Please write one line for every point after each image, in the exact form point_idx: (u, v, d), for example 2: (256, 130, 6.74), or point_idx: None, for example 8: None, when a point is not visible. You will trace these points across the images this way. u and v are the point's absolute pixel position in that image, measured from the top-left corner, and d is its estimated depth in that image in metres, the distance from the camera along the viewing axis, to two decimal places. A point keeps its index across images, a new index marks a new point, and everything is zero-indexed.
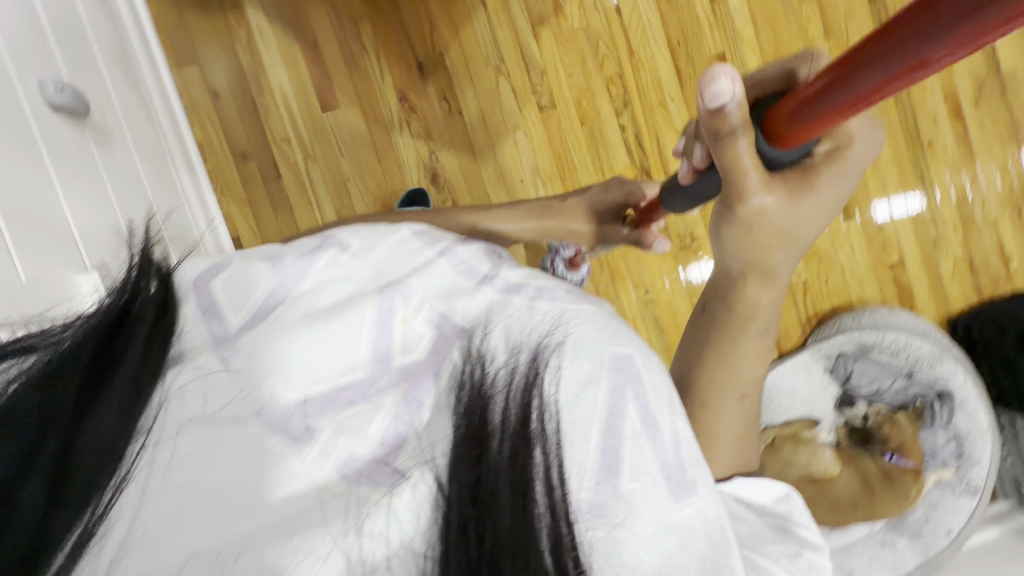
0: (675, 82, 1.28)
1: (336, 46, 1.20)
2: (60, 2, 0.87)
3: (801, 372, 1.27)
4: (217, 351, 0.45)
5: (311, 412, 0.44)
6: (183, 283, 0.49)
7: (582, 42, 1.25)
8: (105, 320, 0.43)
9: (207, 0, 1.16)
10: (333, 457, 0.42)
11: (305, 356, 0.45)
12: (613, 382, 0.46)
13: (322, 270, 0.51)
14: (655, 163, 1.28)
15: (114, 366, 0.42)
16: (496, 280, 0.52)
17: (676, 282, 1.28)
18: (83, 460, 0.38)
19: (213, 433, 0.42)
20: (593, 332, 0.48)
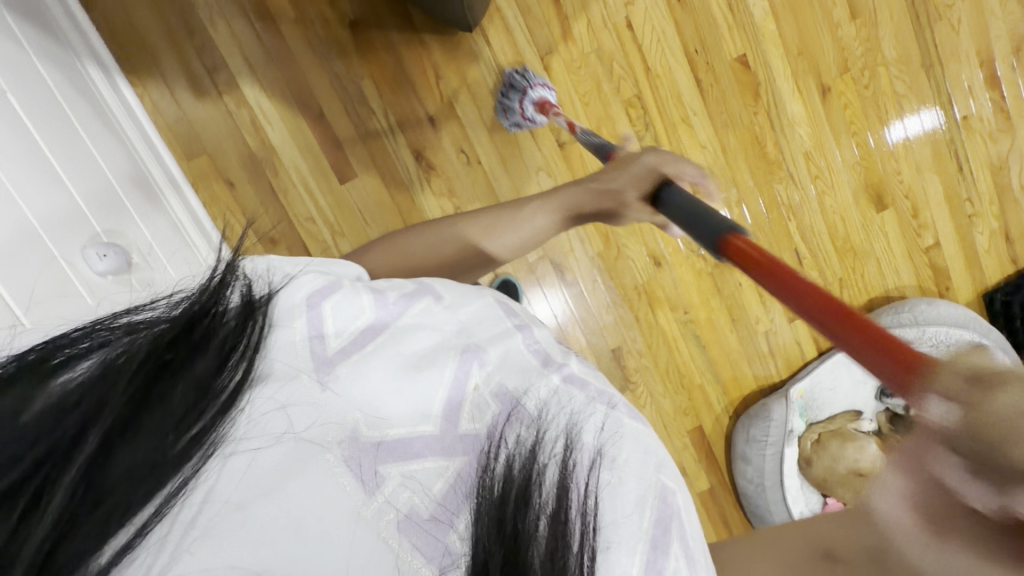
0: (696, 93, 1.22)
1: (345, 117, 1.16)
2: (71, 149, 0.84)
3: (841, 368, 1.33)
4: (315, 380, 0.39)
5: (381, 457, 0.38)
6: (297, 297, 0.41)
7: (595, 66, 1.19)
8: (182, 317, 0.35)
9: (204, 86, 1.12)
10: (395, 511, 0.36)
11: (386, 401, 0.40)
12: (657, 515, 0.43)
13: (416, 315, 0.45)
14: None
15: (186, 371, 0.33)
16: (562, 370, 0.48)
17: (711, 298, 1.31)
18: (135, 464, 0.30)
19: (283, 453, 0.35)
20: (643, 452, 0.46)
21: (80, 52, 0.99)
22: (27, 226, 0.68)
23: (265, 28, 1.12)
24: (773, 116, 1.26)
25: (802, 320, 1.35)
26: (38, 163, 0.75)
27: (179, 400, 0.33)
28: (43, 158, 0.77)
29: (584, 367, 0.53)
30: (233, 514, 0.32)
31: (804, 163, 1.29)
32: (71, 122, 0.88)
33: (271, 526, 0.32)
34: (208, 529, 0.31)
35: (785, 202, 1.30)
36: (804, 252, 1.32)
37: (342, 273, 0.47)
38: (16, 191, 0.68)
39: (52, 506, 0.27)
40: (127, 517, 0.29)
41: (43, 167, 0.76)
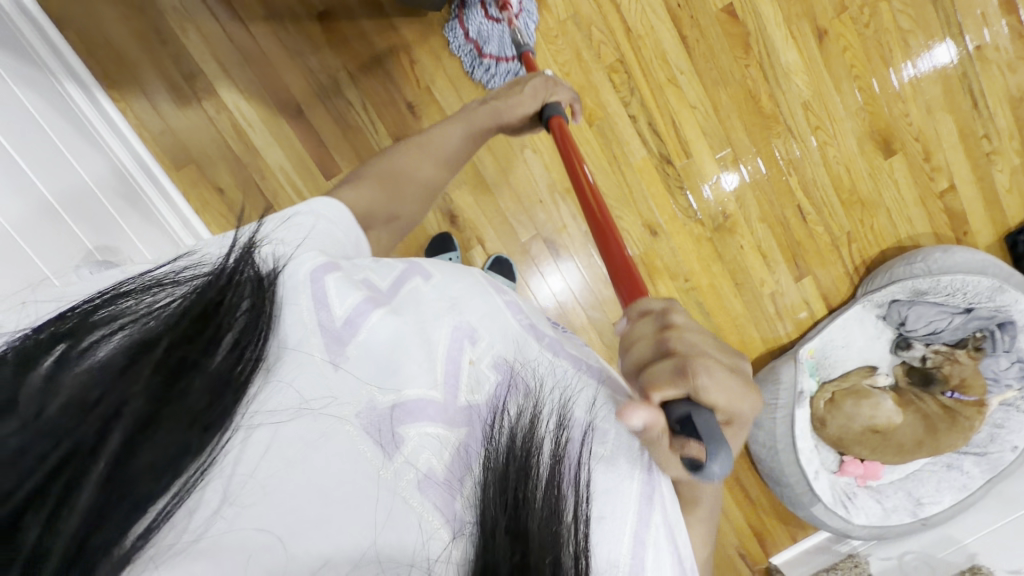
0: (682, 50, 1.17)
1: (325, 113, 1.16)
2: (58, 171, 0.86)
3: (854, 325, 1.29)
4: (329, 360, 0.37)
5: (398, 419, 0.37)
6: (300, 272, 0.39)
7: (573, 33, 1.14)
8: (200, 298, 0.32)
9: (184, 95, 1.13)
10: (414, 472, 0.35)
11: (392, 370, 0.39)
12: (644, 486, 0.42)
13: (407, 294, 0.44)
14: (675, 148, 1.21)
15: (203, 361, 0.30)
16: (546, 340, 0.49)
17: (713, 265, 1.27)
18: (161, 451, 0.27)
19: (302, 427, 0.33)
20: (630, 425, 0.45)
21: (56, 71, 1.00)
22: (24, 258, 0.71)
23: (235, 30, 1.11)
24: (766, 67, 1.19)
25: (810, 278, 1.31)
26: (30, 195, 0.77)
27: (199, 392, 0.29)
28: (34, 189, 0.79)
29: (573, 345, 0.53)
30: (253, 487, 0.30)
31: (802, 114, 1.23)
32: (59, 149, 0.90)
33: (296, 500, 0.31)
34: (231, 500, 0.30)
35: (785, 158, 1.24)
36: (808, 207, 1.27)
37: (336, 256, 0.46)
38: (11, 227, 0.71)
39: (78, 500, 0.25)
40: (150, 503, 0.26)
41: (28, 189, 0.77)
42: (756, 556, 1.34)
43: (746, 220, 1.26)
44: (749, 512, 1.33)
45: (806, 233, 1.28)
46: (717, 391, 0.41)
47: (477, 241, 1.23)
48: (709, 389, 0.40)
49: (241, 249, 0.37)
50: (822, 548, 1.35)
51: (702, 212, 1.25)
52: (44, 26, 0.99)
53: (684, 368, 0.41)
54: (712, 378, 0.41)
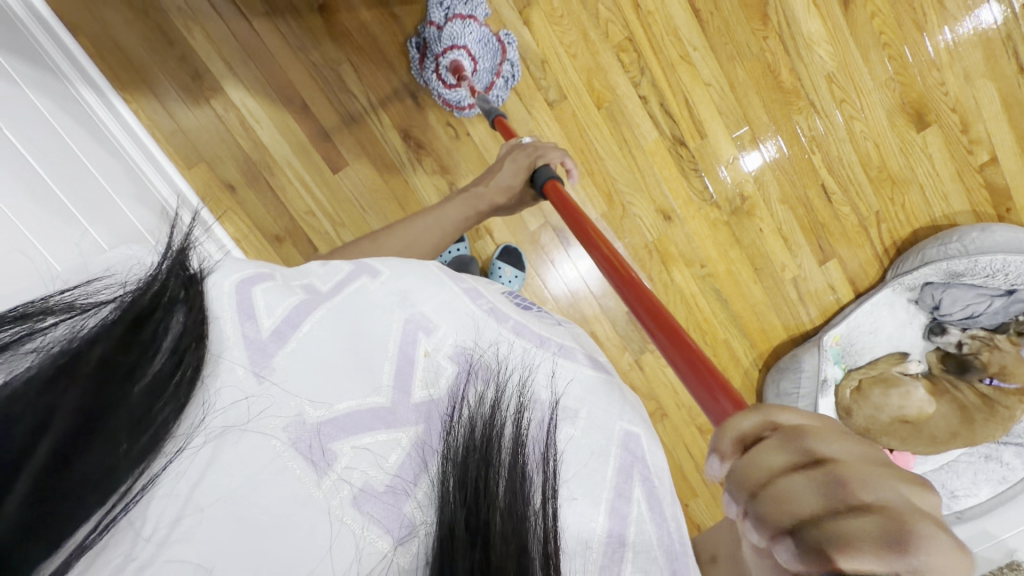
0: (694, 25, 1.11)
1: (330, 106, 1.15)
2: (67, 174, 0.86)
3: (882, 310, 1.22)
4: (252, 372, 0.35)
5: (327, 435, 0.35)
6: (224, 281, 0.37)
7: (579, 11, 1.09)
8: (133, 306, 0.31)
9: (192, 93, 1.14)
10: (349, 488, 0.34)
11: (326, 380, 0.37)
12: (620, 462, 0.42)
13: (351, 294, 0.41)
14: (687, 129, 1.16)
15: (136, 373, 0.30)
16: (510, 322, 0.46)
17: (731, 250, 1.22)
18: (85, 464, 0.26)
19: (235, 447, 0.32)
20: (605, 401, 0.45)
21: (72, 78, 1.03)
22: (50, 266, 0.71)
23: (238, 27, 1.11)
24: (787, 39, 1.12)
25: (834, 262, 1.24)
26: (47, 201, 0.79)
27: (135, 401, 0.29)
28: (53, 196, 0.80)
29: (546, 324, 0.50)
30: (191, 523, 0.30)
31: (826, 88, 1.15)
32: (76, 157, 0.92)
33: (232, 523, 0.31)
34: (168, 539, 0.29)
35: (807, 135, 1.17)
36: (833, 187, 1.20)
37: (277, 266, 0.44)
38: (26, 228, 0.71)
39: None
40: (80, 518, 0.26)
41: (37, 188, 0.78)
42: None
43: (766, 204, 1.20)
44: None
45: (830, 214, 1.21)
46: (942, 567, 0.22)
47: (485, 231, 1.22)
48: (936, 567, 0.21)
49: (175, 252, 0.35)
50: None
51: (718, 195, 1.19)
52: (56, 29, 1.01)
53: (895, 539, 0.21)
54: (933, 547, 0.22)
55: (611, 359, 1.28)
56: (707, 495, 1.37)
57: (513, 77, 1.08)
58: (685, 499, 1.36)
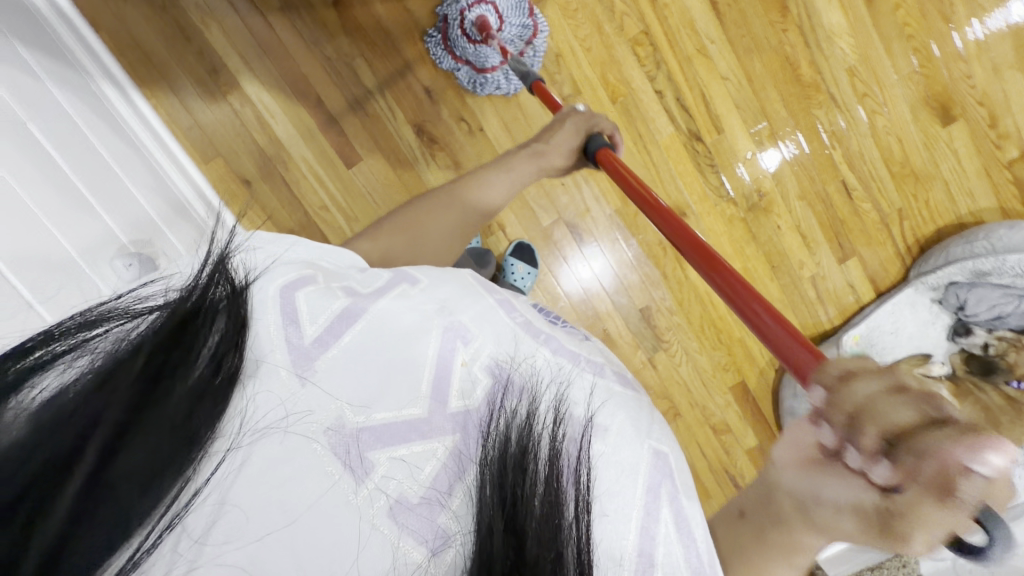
0: (711, 17, 1.09)
1: (343, 101, 1.16)
2: (91, 170, 0.88)
3: (905, 309, 1.19)
4: (295, 374, 0.37)
5: (366, 442, 0.37)
6: (271, 288, 0.40)
7: (594, 5, 1.08)
8: (176, 311, 0.32)
9: (209, 88, 1.15)
10: (386, 498, 0.36)
11: (365, 390, 0.39)
12: (649, 482, 0.42)
13: (390, 305, 0.42)
14: (704, 123, 1.13)
15: (180, 373, 0.31)
16: (544, 337, 0.46)
17: (748, 248, 1.20)
18: (134, 472, 0.27)
19: (277, 450, 0.35)
20: (635, 419, 0.44)
21: (94, 73, 1.05)
22: (60, 251, 0.71)
23: (254, 22, 1.12)
24: (807, 31, 1.10)
25: (854, 260, 1.21)
26: (67, 192, 0.80)
27: (178, 399, 0.30)
28: (72, 187, 0.82)
29: (575, 341, 0.48)
30: (235, 523, 0.33)
31: (848, 81, 1.12)
32: (95, 149, 0.93)
33: (269, 523, 0.33)
34: (208, 542, 0.32)
35: (828, 130, 1.14)
36: (854, 183, 1.17)
37: (325, 266, 0.45)
38: (47, 219, 0.73)
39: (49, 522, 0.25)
40: (129, 522, 0.27)
41: (59, 180, 0.79)
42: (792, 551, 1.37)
43: (784, 199, 1.18)
44: None
45: (851, 211, 1.18)
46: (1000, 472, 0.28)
47: (499, 227, 1.21)
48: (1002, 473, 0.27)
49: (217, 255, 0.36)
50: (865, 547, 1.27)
51: (735, 192, 1.17)
52: (78, 24, 1.04)
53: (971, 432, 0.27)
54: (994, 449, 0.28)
55: (624, 357, 1.27)
56: (720, 497, 1.35)
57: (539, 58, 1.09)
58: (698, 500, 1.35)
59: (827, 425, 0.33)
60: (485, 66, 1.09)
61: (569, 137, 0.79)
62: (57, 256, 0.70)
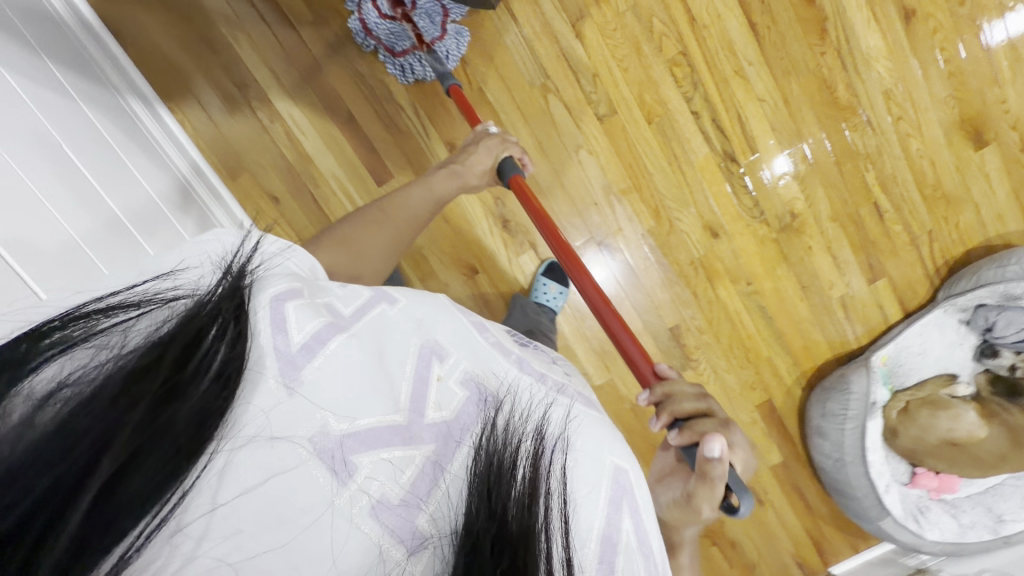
0: (750, 39, 1.08)
1: (376, 117, 1.14)
2: (114, 179, 0.87)
3: (932, 331, 1.20)
4: (283, 385, 0.38)
5: (351, 447, 0.39)
6: (261, 297, 0.41)
7: (632, 25, 1.08)
8: (181, 328, 0.34)
9: (235, 102, 1.13)
10: (368, 498, 0.38)
11: (351, 398, 0.41)
12: (611, 493, 0.46)
13: (372, 322, 0.45)
14: (739, 145, 1.13)
15: (184, 391, 0.33)
16: (513, 356, 0.51)
17: (779, 269, 1.20)
18: (141, 485, 0.30)
19: (271, 459, 0.36)
20: (597, 431, 0.48)
21: (122, 90, 1.04)
22: (68, 240, 0.71)
23: (286, 36, 1.10)
24: (845, 55, 1.09)
25: (884, 282, 1.22)
26: (98, 213, 0.79)
27: (184, 422, 0.32)
28: (102, 206, 0.81)
29: (541, 360, 0.55)
30: (228, 523, 0.34)
31: (883, 104, 1.12)
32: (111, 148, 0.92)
33: (255, 524, 0.34)
34: (206, 539, 0.33)
35: (862, 152, 1.14)
36: (885, 205, 1.17)
37: (307, 282, 0.48)
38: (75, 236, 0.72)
39: (66, 522, 0.28)
40: (126, 532, 0.29)
41: (88, 202, 0.78)
42: (813, 564, 1.40)
43: (816, 221, 1.18)
44: (807, 522, 1.38)
45: (882, 232, 1.19)
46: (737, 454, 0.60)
47: (531, 246, 1.21)
48: (736, 452, 0.60)
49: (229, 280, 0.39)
50: (886, 561, 1.38)
51: (767, 213, 1.17)
52: (103, 38, 1.04)
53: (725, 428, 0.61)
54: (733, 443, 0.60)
55: None
56: None
57: (449, 61, 1.06)
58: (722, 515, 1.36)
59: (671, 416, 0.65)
60: (397, 50, 1.06)
61: (485, 156, 0.90)
62: (63, 251, 0.69)
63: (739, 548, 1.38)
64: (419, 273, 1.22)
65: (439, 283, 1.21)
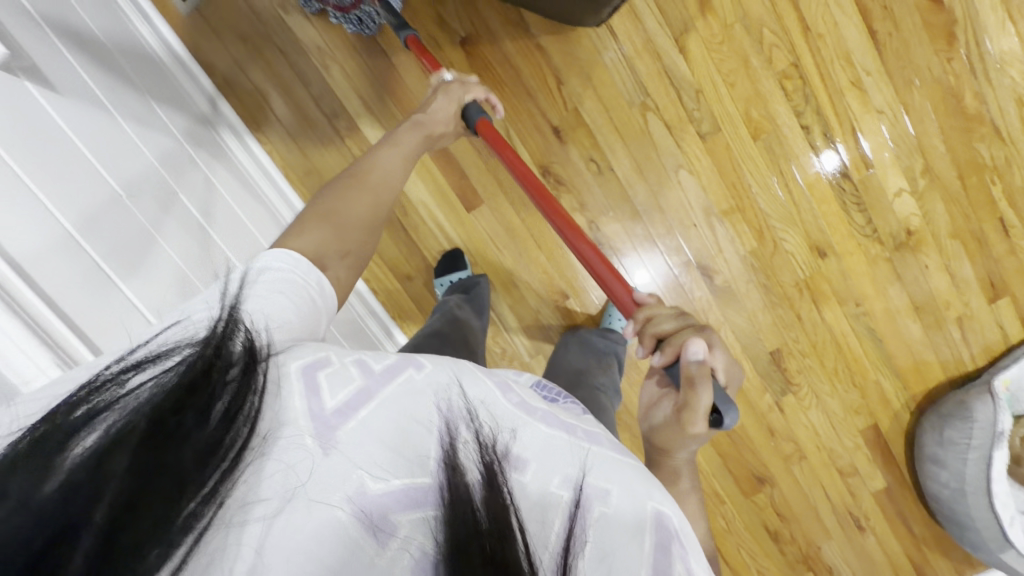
0: (870, 48, 1.01)
1: (466, 142, 1.11)
2: (194, 182, 0.87)
3: None
4: (318, 445, 0.36)
5: (386, 505, 0.35)
6: (289, 369, 0.39)
7: (740, 37, 1.02)
8: (189, 371, 0.33)
9: (323, 130, 1.11)
10: (409, 557, 0.33)
11: (382, 454, 0.37)
12: (656, 542, 0.39)
13: (403, 383, 0.41)
14: (851, 157, 1.07)
15: (192, 431, 0.30)
16: (541, 414, 0.44)
17: (891, 289, 1.13)
18: (132, 526, 0.27)
19: (308, 522, 0.32)
20: (631, 475, 0.42)
21: (217, 122, 1.04)
22: (107, 192, 0.67)
23: (378, 63, 1.08)
24: (973, 60, 1.02)
25: (1006, 300, 1.14)
26: (181, 217, 0.79)
27: (186, 458, 0.29)
28: (182, 207, 0.81)
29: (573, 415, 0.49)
30: None
31: (1015, 113, 1.04)
32: (158, 115, 0.87)
33: None
34: None
35: (990, 163, 1.06)
36: (1012, 220, 1.10)
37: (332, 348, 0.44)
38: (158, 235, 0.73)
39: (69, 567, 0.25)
40: None
41: (171, 205, 0.79)
42: None
43: (933, 237, 1.10)
44: (911, 549, 1.31)
45: (1006, 248, 1.11)
46: (723, 359, 0.53)
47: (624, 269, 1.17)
48: (720, 352, 0.53)
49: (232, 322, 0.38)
50: None
51: (880, 230, 1.10)
52: (192, 68, 1.03)
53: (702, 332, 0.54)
54: (717, 347, 0.53)
55: (750, 401, 1.20)
56: (842, 539, 1.29)
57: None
58: (820, 542, 1.29)
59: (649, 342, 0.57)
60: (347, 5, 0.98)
61: (446, 106, 0.78)
62: (106, 211, 0.66)
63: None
64: (508, 299, 1.19)
65: (529, 309, 1.18)
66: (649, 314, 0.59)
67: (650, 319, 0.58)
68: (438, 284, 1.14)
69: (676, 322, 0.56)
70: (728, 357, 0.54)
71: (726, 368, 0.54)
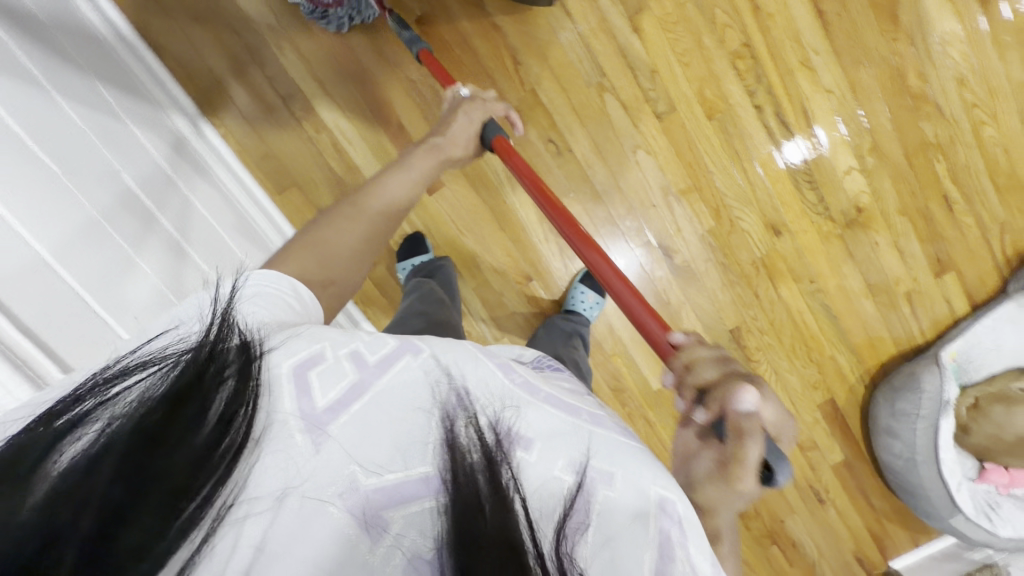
0: (819, 29, 1.04)
1: (425, 124, 1.10)
2: (150, 174, 0.84)
3: (1005, 324, 1.16)
4: (309, 439, 0.35)
5: (378, 501, 0.34)
6: (281, 365, 0.38)
7: (693, 17, 1.03)
8: (183, 375, 0.33)
9: (279, 113, 1.09)
10: (401, 555, 0.33)
11: (377, 448, 0.36)
12: (659, 529, 0.39)
13: (399, 373, 0.41)
14: (803, 136, 1.09)
15: (185, 438, 0.31)
16: (543, 395, 0.45)
17: (844, 266, 1.16)
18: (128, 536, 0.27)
19: (303, 519, 0.32)
20: (633, 463, 0.42)
21: (166, 105, 1.00)
22: (63, 188, 0.64)
23: (333, 43, 1.06)
24: (916, 40, 1.05)
25: (952, 275, 1.18)
26: (137, 211, 0.77)
27: (179, 468, 0.30)
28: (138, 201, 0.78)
29: (573, 395, 0.50)
30: None
31: (957, 92, 1.08)
32: (106, 100, 0.83)
33: None
34: None
35: (934, 141, 1.10)
36: (956, 196, 1.14)
37: (331, 334, 0.43)
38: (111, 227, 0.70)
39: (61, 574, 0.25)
40: None
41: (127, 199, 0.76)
42: (874, 561, 1.38)
43: (883, 214, 1.14)
44: (870, 520, 1.35)
45: (951, 224, 1.15)
46: (773, 412, 0.44)
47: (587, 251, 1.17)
48: (771, 404, 0.43)
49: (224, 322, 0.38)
50: (950, 556, 1.37)
51: (832, 209, 1.13)
52: (140, 49, 0.99)
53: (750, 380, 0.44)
54: (769, 399, 0.44)
55: None
56: (804, 513, 1.32)
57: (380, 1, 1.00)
58: (783, 516, 1.32)
59: (684, 390, 0.48)
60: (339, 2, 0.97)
61: (467, 126, 0.74)
62: (68, 213, 0.64)
63: (800, 550, 1.34)
64: (471, 282, 1.18)
65: (492, 292, 1.18)
66: (684, 354, 0.49)
67: (684, 361, 0.49)
68: (400, 268, 1.13)
69: (717, 367, 0.46)
70: (779, 410, 0.44)
71: (777, 422, 0.44)
